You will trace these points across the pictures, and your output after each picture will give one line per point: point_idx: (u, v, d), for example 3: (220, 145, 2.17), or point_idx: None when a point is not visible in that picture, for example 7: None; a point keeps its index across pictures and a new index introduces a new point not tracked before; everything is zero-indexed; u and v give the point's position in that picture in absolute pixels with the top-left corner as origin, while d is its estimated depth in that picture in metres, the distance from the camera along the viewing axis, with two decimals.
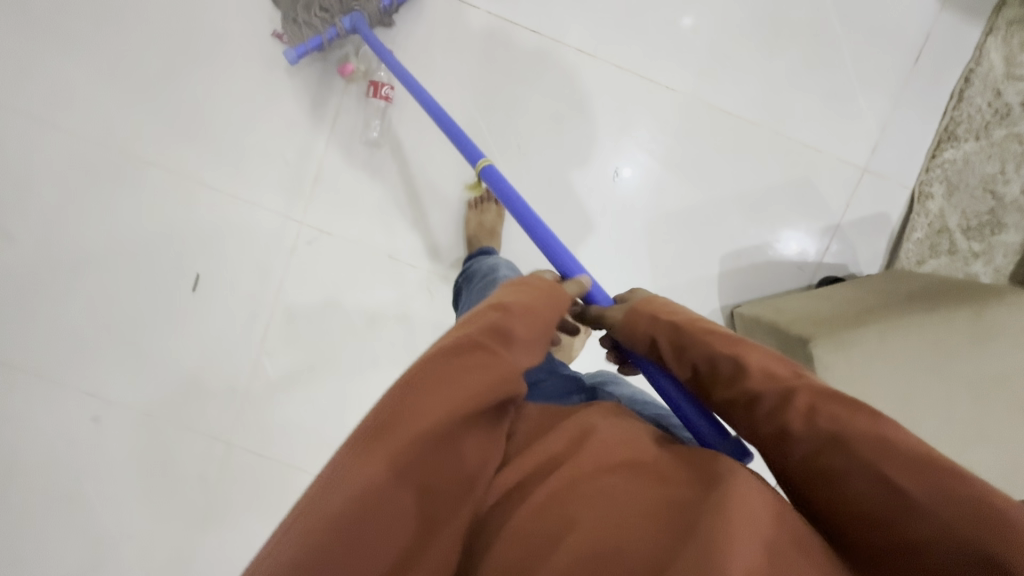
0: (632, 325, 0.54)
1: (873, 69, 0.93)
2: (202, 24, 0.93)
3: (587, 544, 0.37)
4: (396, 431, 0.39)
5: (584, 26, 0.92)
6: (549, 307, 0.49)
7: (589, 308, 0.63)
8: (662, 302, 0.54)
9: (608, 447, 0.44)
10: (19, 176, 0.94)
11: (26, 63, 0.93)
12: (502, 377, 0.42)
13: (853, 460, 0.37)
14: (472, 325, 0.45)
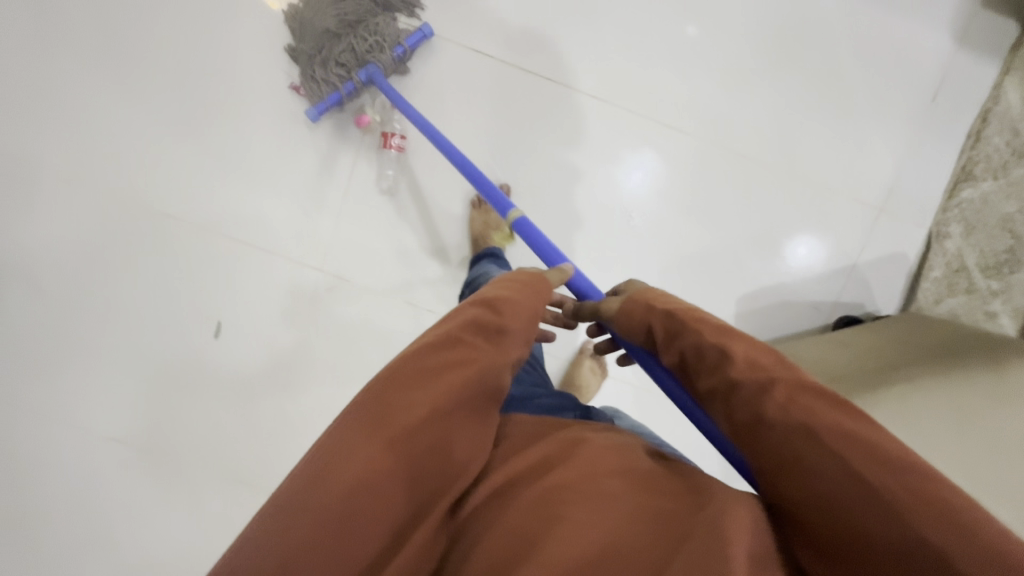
0: (629, 314, 0.56)
1: (886, 111, 0.93)
2: (218, 78, 0.94)
3: (578, 543, 0.39)
4: (384, 417, 0.40)
5: (598, 74, 0.92)
6: (535, 301, 0.53)
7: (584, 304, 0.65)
8: (655, 292, 0.57)
9: (601, 453, 0.47)
10: (45, 231, 0.97)
11: (49, 121, 0.95)
12: (487, 369, 0.45)
13: (821, 449, 0.38)
14: (456, 320, 0.47)
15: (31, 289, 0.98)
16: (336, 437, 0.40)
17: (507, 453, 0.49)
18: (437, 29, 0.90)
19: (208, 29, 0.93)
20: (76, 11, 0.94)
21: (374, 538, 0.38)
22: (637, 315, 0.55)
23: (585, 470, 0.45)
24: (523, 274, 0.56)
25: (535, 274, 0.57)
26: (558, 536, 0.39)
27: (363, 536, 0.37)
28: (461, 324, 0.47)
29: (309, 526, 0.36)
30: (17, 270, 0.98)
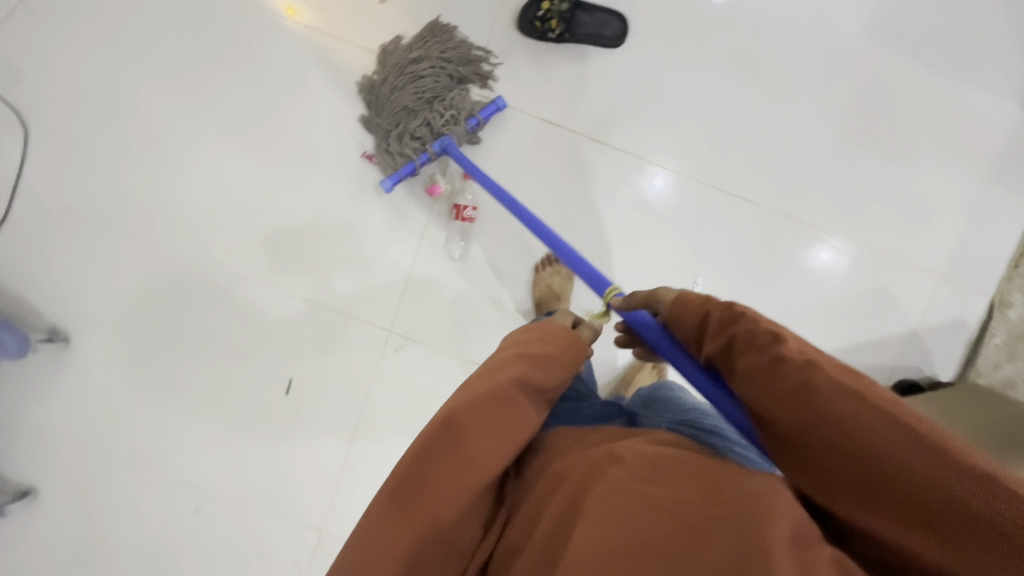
0: (683, 307, 0.55)
1: (954, 180, 0.95)
2: (292, 143, 0.96)
3: (598, 541, 0.39)
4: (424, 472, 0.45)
5: (667, 143, 0.94)
6: (556, 352, 0.55)
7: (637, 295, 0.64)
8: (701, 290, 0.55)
9: (619, 454, 0.48)
10: (118, 290, 0.98)
11: (121, 182, 0.96)
12: (512, 418, 0.48)
13: (866, 407, 0.37)
14: (485, 378, 0.50)
15: (105, 346, 0.99)
16: (382, 489, 0.46)
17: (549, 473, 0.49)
18: (511, 99, 0.92)
19: (284, 97, 0.95)
20: (152, 75, 0.95)
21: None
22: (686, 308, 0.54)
23: (600, 471, 0.46)
24: (554, 331, 0.58)
25: (565, 327, 0.59)
26: (581, 535, 0.40)
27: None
28: (487, 383, 0.48)
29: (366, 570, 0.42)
30: (92, 328, 0.99)
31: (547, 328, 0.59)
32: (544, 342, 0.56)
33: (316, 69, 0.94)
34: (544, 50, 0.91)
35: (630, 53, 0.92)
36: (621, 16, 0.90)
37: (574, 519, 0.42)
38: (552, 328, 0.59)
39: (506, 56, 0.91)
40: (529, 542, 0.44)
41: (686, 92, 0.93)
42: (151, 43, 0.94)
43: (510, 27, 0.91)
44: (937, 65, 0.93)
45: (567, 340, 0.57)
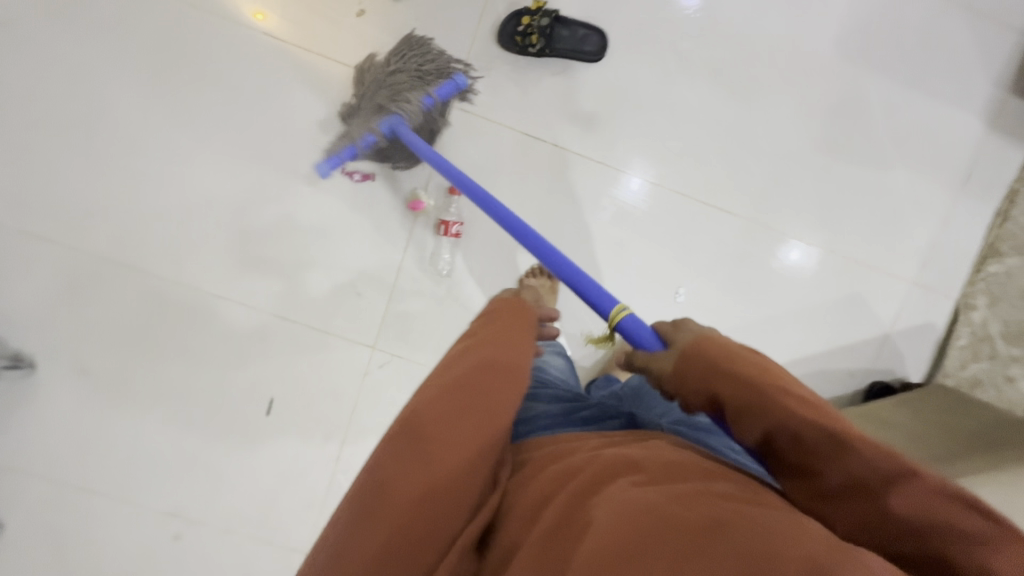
0: (705, 376, 0.47)
1: (920, 189, 0.99)
2: (270, 158, 0.93)
3: (612, 531, 0.36)
4: (397, 465, 0.44)
5: (648, 155, 0.95)
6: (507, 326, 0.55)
7: (637, 355, 0.58)
8: (722, 347, 0.48)
9: (623, 457, 0.46)
10: (88, 314, 0.94)
11: (89, 202, 0.92)
12: (474, 399, 0.47)
13: (958, 551, 0.35)
14: (445, 370, 0.50)
15: (74, 370, 0.95)
16: (359, 491, 0.45)
17: (551, 475, 0.47)
18: (493, 113, 0.92)
19: (260, 112, 0.92)
20: (119, 90, 0.91)
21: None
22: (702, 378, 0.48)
23: (610, 475, 0.43)
24: (499, 308, 0.59)
25: (522, 305, 0.59)
26: (596, 526, 0.37)
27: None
28: (445, 377, 0.49)
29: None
30: (60, 352, 0.94)
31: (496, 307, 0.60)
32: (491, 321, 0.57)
33: (293, 83, 0.92)
34: (524, 64, 0.91)
35: (610, 67, 0.92)
36: (600, 30, 0.90)
37: (585, 516, 0.39)
38: (503, 303, 0.60)
39: (487, 70, 0.91)
40: (530, 539, 0.40)
41: (665, 106, 0.94)
42: (117, 56, 0.90)
43: (491, 41, 0.90)
44: (904, 79, 0.96)
45: (509, 308, 0.59)
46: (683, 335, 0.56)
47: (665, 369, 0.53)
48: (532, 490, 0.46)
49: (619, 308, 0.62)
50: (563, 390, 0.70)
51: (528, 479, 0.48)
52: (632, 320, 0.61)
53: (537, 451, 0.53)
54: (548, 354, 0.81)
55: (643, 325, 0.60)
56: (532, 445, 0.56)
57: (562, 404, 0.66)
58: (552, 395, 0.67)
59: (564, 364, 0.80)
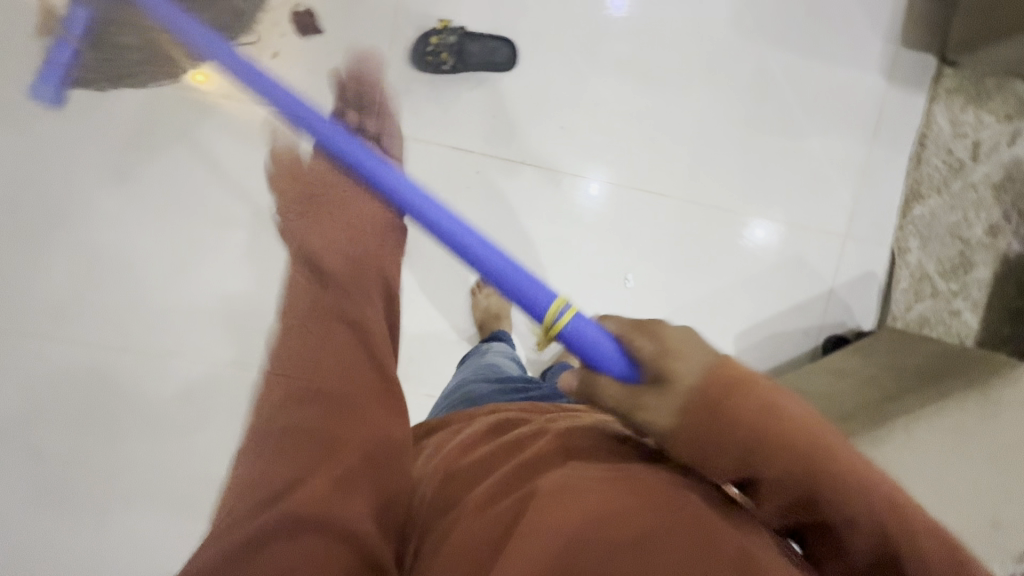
0: (738, 429, 0.38)
1: (837, 147, 1.03)
2: (203, 208, 0.93)
3: (556, 521, 0.37)
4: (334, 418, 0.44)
5: (576, 152, 0.98)
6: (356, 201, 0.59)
7: (605, 390, 0.43)
8: (759, 409, 0.38)
9: (576, 428, 0.50)
10: (36, 395, 0.92)
11: (23, 279, 0.91)
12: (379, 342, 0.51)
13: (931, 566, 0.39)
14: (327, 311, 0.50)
15: (28, 458, 0.92)
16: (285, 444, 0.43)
17: (501, 455, 0.48)
18: (417, 133, 0.94)
19: (188, 164, 0.93)
20: (42, 166, 0.91)
21: (362, 492, 0.42)
22: (731, 450, 0.38)
23: (562, 453, 0.45)
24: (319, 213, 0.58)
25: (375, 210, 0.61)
26: (537, 517, 0.38)
27: (311, 476, 0.41)
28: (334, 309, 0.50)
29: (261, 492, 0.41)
30: (9, 442, 0.91)
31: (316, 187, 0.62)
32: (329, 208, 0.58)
33: (217, 133, 0.93)
34: (441, 82, 0.94)
35: (524, 74, 0.96)
36: (509, 41, 0.94)
37: (533, 484, 0.42)
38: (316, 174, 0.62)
39: (406, 92, 0.93)
40: (467, 500, 0.44)
41: (583, 104, 0.98)
42: (39, 136, 0.91)
43: (405, 64, 0.93)
44: (802, 48, 1.02)
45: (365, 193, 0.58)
46: (673, 361, 0.40)
47: (664, 425, 0.39)
48: (475, 454, 0.50)
49: (556, 315, 0.48)
50: (517, 381, 0.75)
51: (472, 445, 0.52)
52: (577, 332, 0.46)
53: (473, 429, 0.56)
54: (502, 358, 0.84)
55: (593, 338, 0.45)
56: (483, 417, 0.58)
57: (515, 389, 0.71)
58: (507, 385, 0.73)
59: (518, 366, 0.84)
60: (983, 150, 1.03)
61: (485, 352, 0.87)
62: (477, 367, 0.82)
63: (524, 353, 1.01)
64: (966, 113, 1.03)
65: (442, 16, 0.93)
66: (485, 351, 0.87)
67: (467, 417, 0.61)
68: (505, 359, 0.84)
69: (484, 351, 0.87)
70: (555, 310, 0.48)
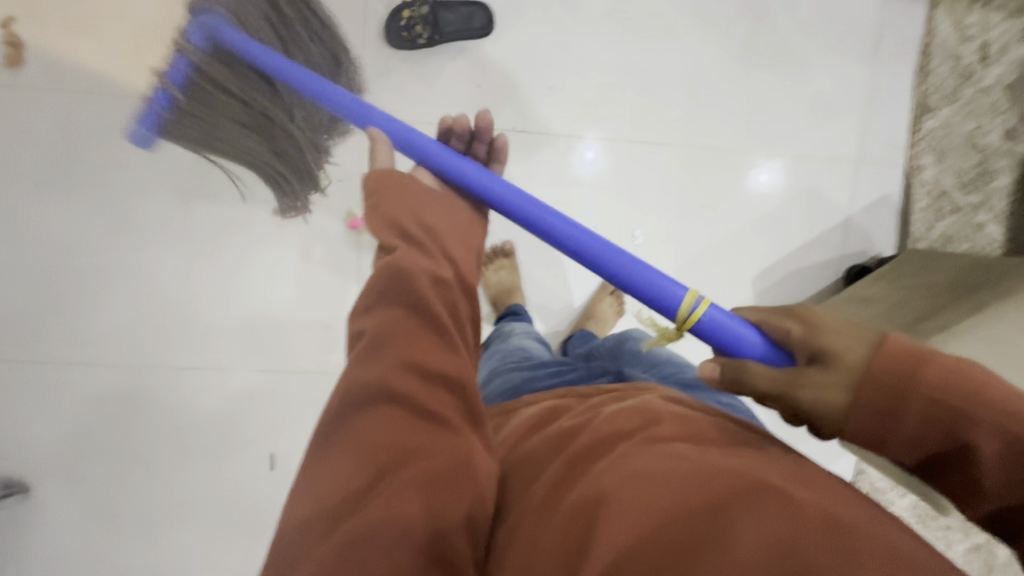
0: (944, 399, 0.35)
1: (840, 70, 0.99)
2: (199, 218, 0.92)
3: (642, 512, 0.35)
4: (378, 439, 0.41)
5: (567, 111, 0.95)
6: (404, 198, 0.52)
7: (757, 373, 0.41)
8: (955, 375, 0.36)
9: (630, 408, 0.49)
10: (69, 425, 0.93)
11: (35, 314, 0.91)
12: (436, 363, 0.44)
13: None
14: (387, 342, 0.44)
15: (71, 486, 0.94)
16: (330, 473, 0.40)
17: (556, 443, 0.48)
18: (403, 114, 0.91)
19: (176, 176, 0.90)
20: (31, 196, 0.88)
21: (418, 522, 0.39)
22: (929, 424, 0.36)
23: (625, 437, 0.44)
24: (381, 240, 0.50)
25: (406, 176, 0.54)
26: (625, 507, 0.36)
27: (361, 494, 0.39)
28: (390, 341, 0.44)
29: (328, 497, 0.39)
30: (52, 472, 0.93)
31: (374, 200, 0.52)
32: (393, 223, 0.50)
33: None
34: (419, 57, 0.90)
35: (504, 37, 0.92)
36: (483, 4, 0.90)
37: (599, 472, 0.41)
38: (376, 178, 0.54)
39: (386, 74, 0.90)
40: (530, 497, 0.43)
41: (569, 60, 0.94)
42: (18, 165, 0.88)
43: (380, 43, 0.89)
44: None
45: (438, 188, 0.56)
46: (837, 338, 0.40)
47: (838, 403, 0.38)
48: (525, 444, 0.50)
49: (691, 309, 0.51)
50: (547, 360, 0.75)
51: (521, 435, 0.52)
52: (713, 322, 0.50)
53: (506, 427, 0.56)
54: (526, 338, 0.83)
55: (728, 326, 0.48)
56: (521, 409, 0.58)
57: (548, 368, 0.72)
58: (539, 366, 0.73)
59: (541, 343, 0.83)
60: (993, 50, 0.96)
61: (508, 333, 0.85)
62: (503, 349, 0.81)
63: (542, 324, 1.00)
64: (971, 14, 0.97)
65: None
66: (505, 332, 0.86)
67: (504, 411, 0.60)
68: (529, 338, 0.83)
69: (506, 333, 0.86)
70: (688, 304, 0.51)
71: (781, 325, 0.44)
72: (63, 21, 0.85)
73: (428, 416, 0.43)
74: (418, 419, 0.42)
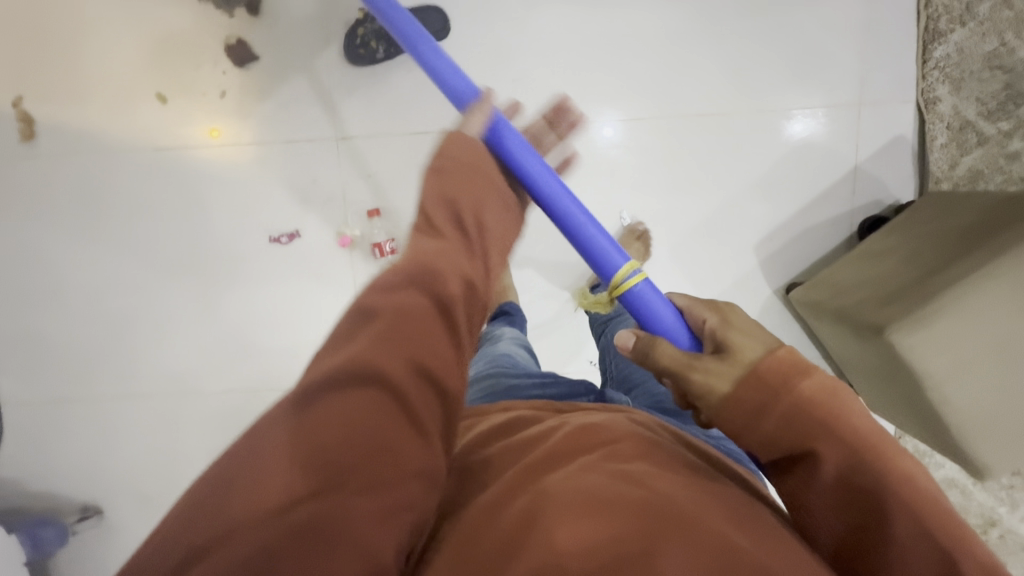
0: (799, 405, 0.36)
1: (827, 7, 0.91)
2: (205, 254, 0.98)
3: (584, 537, 0.36)
4: (365, 443, 0.32)
5: (537, 101, 0.94)
6: (477, 180, 0.45)
7: (663, 352, 0.43)
8: (825, 394, 0.37)
9: (598, 424, 0.49)
10: (125, 453, 1.03)
11: (82, 358, 1.01)
12: (442, 369, 0.37)
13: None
14: (400, 330, 0.36)
15: (135, 507, 1.05)
16: (298, 463, 0.31)
17: (520, 446, 0.49)
18: (374, 129, 0.94)
19: (179, 218, 0.97)
20: (62, 254, 0.98)
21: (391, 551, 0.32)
22: (785, 428, 0.37)
23: (572, 455, 0.45)
24: (432, 217, 0.43)
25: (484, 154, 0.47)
26: (555, 529, 0.37)
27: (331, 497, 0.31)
28: (401, 325, 0.36)
29: (300, 477, 0.31)
30: (120, 497, 1.04)
31: (440, 165, 0.45)
32: (452, 206, 0.43)
33: (194, 181, 0.95)
34: (381, 72, 0.92)
35: (462, 36, 0.92)
36: (436, 7, 0.90)
37: (540, 483, 0.42)
38: (451, 146, 0.46)
39: (354, 93, 0.93)
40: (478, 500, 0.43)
41: (531, 48, 0.92)
42: (46, 229, 0.97)
43: (343, 66, 0.92)
44: None
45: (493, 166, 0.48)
46: (741, 337, 0.41)
47: (722, 390, 0.39)
48: (496, 444, 0.51)
49: (625, 277, 0.50)
50: (534, 370, 0.77)
51: (490, 438, 0.52)
52: (640, 296, 0.49)
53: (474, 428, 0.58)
54: (515, 345, 0.84)
55: (651, 304, 0.48)
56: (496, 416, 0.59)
57: (533, 378, 0.74)
58: (526, 375, 0.75)
59: (530, 351, 0.84)
60: None
61: (498, 337, 0.87)
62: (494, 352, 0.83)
63: None
64: None
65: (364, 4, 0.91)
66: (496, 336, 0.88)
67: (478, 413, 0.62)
68: (519, 345, 0.84)
69: (495, 338, 0.87)
70: (624, 271, 0.50)
71: (701, 314, 0.45)
72: (60, 90, 0.92)
73: (423, 433, 0.35)
74: (415, 434, 0.34)
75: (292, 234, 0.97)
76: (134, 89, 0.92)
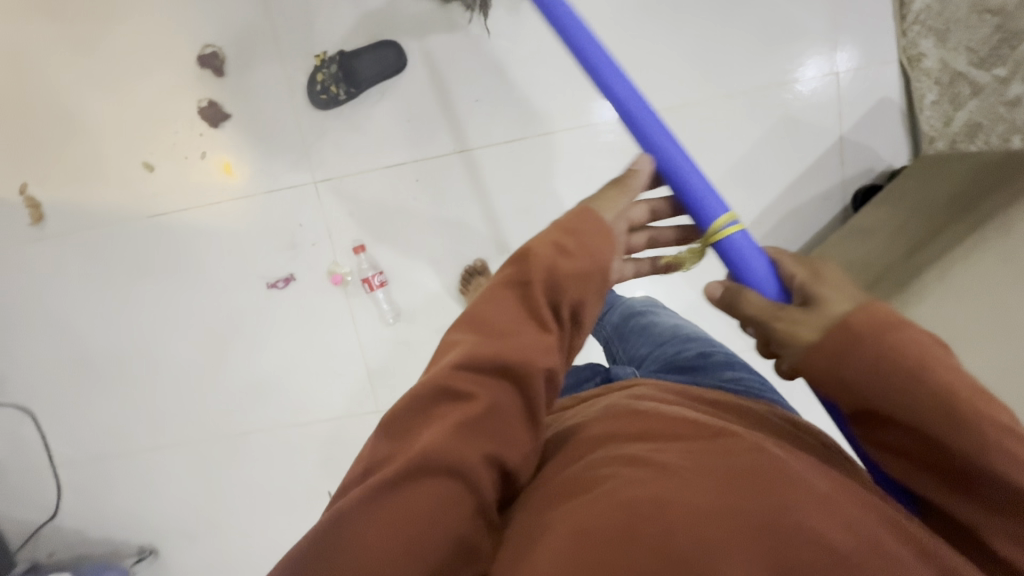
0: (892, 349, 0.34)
1: None
2: (211, 306, 1.03)
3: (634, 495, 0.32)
4: (422, 523, 0.33)
5: (504, 119, 0.95)
6: (593, 270, 0.40)
7: (747, 300, 0.41)
8: (922, 345, 0.34)
9: (619, 408, 0.44)
10: (167, 496, 1.11)
11: (117, 414, 1.09)
12: (506, 444, 0.37)
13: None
14: (473, 414, 0.36)
15: (182, 544, 1.13)
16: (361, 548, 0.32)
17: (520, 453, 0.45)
18: (350, 167, 0.96)
19: (181, 276, 1.02)
20: (84, 322, 1.05)
21: None
22: (865, 374, 0.34)
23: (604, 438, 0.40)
24: (537, 304, 0.39)
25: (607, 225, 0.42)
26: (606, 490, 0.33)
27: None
28: (478, 410, 0.36)
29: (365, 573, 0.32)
30: (167, 535, 1.13)
31: (561, 240, 0.41)
32: (556, 295, 0.39)
33: (191, 239, 1.00)
34: (347, 111, 0.94)
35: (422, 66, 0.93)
36: (392, 41, 0.92)
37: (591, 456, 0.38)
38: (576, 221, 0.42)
39: (324, 135, 0.95)
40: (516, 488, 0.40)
41: (490, 68, 0.93)
42: (66, 301, 1.04)
43: (309, 112, 0.95)
44: None
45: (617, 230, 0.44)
46: (834, 288, 0.38)
47: (808, 339, 0.37)
48: None
49: (723, 225, 0.47)
50: None
51: None
52: (734, 246, 0.46)
53: None
54: None
55: (747, 256, 0.46)
56: None
57: None
58: None
59: None
60: None
61: None
62: None
63: None
64: None
65: (321, 49, 0.93)
66: None
67: None
68: None
69: None
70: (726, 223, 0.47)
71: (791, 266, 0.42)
72: (57, 174, 0.98)
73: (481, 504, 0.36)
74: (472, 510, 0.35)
75: (287, 277, 1.01)
76: (122, 160, 0.97)
